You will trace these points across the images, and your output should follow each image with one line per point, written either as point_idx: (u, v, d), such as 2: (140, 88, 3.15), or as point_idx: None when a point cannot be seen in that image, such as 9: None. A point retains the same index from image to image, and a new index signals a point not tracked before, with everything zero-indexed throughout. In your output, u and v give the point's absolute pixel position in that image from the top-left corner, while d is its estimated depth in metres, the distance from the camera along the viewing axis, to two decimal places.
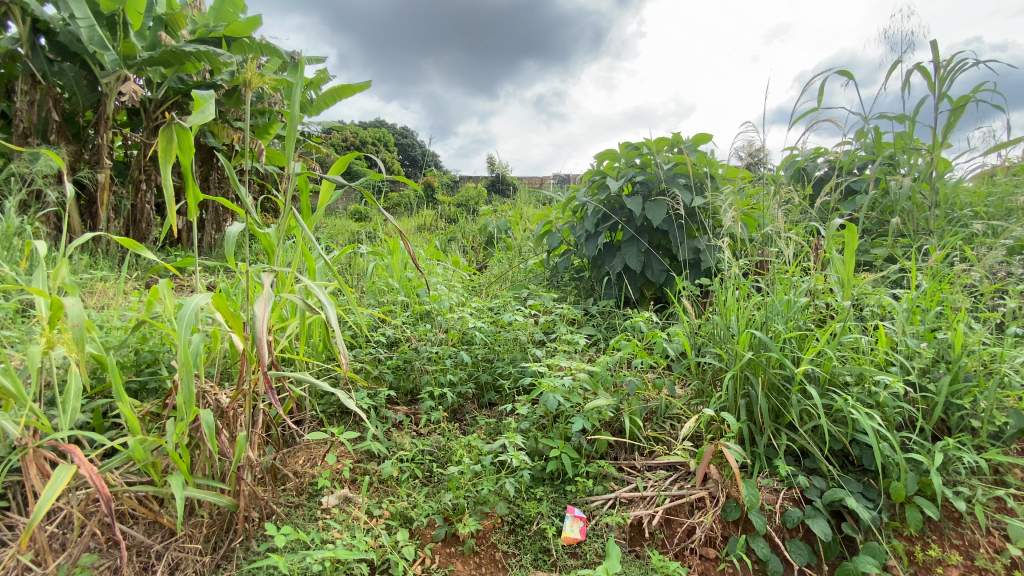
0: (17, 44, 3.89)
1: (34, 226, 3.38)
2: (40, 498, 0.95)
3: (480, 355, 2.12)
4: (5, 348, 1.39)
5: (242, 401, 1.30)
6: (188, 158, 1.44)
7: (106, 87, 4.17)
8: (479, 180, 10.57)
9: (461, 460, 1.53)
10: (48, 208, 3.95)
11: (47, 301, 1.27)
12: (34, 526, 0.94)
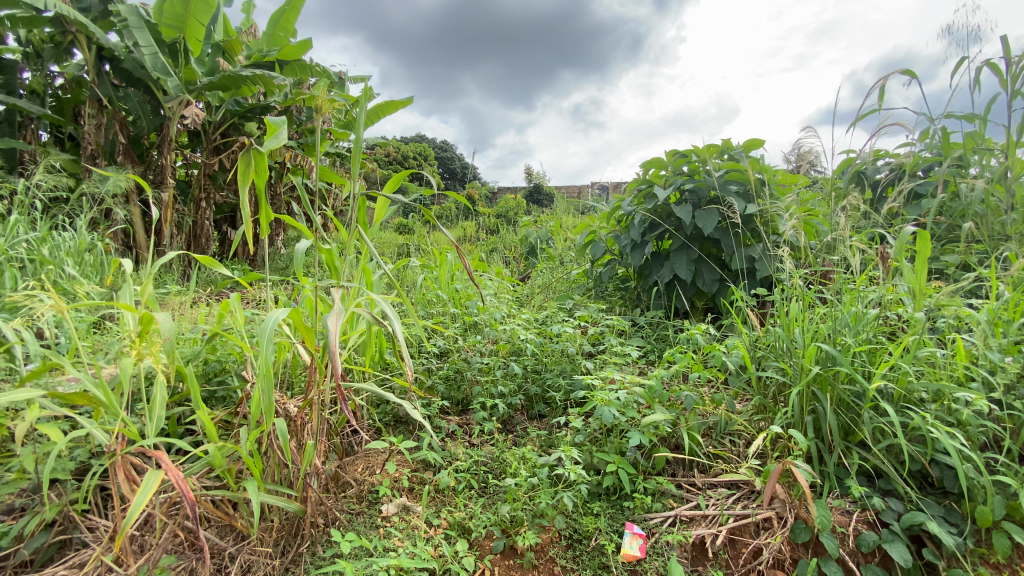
0: (82, 70, 4.26)
1: (107, 242, 3.64)
2: (133, 501, 1.00)
3: (530, 367, 2.12)
4: (93, 358, 1.50)
5: (310, 410, 1.35)
6: (263, 181, 1.51)
7: (169, 112, 4.49)
8: (517, 190, 10.65)
9: (518, 474, 1.55)
10: (121, 226, 4.26)
11: (133, 314, 1.36)
12: (126, 528, 0.99)
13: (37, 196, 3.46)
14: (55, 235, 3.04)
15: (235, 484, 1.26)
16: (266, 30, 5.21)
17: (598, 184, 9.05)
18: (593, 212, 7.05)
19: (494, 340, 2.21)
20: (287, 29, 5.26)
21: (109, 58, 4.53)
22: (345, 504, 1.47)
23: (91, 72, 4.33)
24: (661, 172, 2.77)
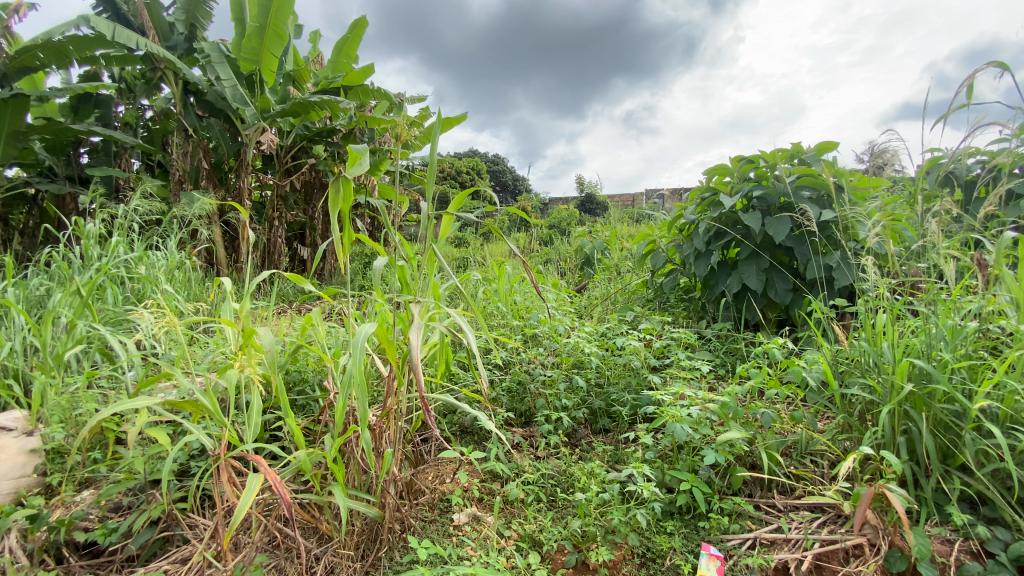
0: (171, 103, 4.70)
1: (193, 260, 3.97)
2: (239, 501, 1.08)
3: (593, 380, 2.11)
4: (193, 368, 1.64)
5: (389, 420, 1.41)
6: (349, 207, 1.54)
7: (247, 138, 4.86)
8: (569, 200, 10.63)
9: (589, 489, 1.54)
10: (206, 245, 4.63)
11: (229, 328, 1.48)
12: (233, 526, 1.07)
13: (137, 219, 3.83)
14: (152, 254, 3.35)
15: (321, 489, 1.34)
16: (331, 58, 5.58)
17: (653, 192, 8.87)
18: (648, 220, 6.91)
19: (556, 352, 2.22)
20: (350, 56, 5.60)
21: (194, 91, 4.94)
22: (419, 511, 1.52)
23: (178, 105, 4.75)
24: (725, 179, 2.70)
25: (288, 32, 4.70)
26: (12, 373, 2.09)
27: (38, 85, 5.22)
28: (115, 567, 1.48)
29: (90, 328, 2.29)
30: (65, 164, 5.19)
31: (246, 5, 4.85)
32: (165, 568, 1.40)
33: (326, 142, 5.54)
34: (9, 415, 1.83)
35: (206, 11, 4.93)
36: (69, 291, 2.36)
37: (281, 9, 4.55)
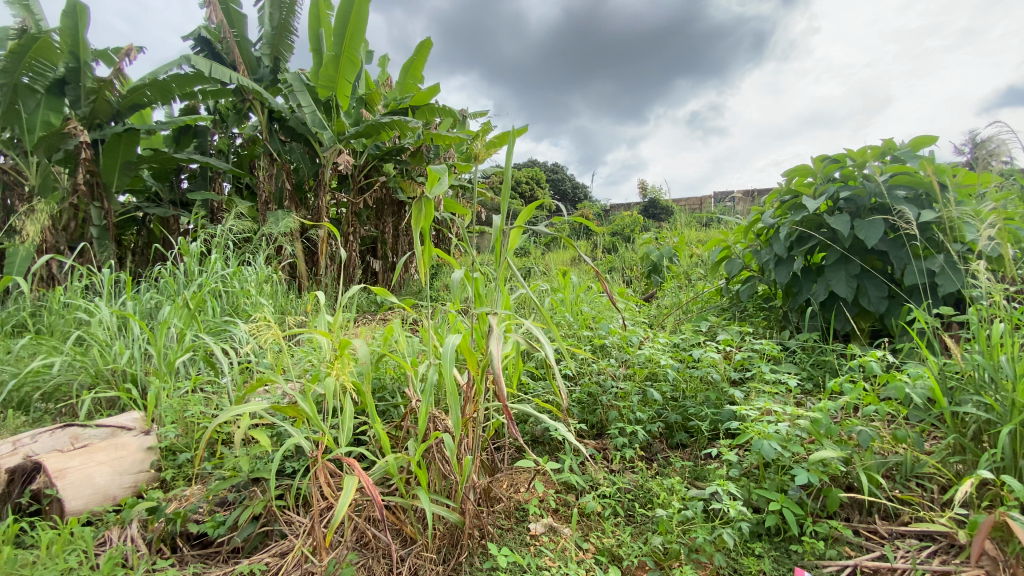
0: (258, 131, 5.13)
1: (279, 274, 4.28)
2: (337, 502, 1.15)
3: (668, 393, 2.05)
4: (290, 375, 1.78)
5: (470, 428, 1.45)
6: (430, 225, 1.62)
7: (325, 160, 5.19)
8: (631, 206, 10.42)
9: (671, 505, 1.51)
10: (291, 260, 4.98)
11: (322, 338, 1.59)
12: (332, 525, 1.14)
13: (232, 238, 4.20)
14: (244, 270, 3.65)
15: (406, 492, 1.40)
16: (399, 80, 5.84)
17: (721, 195, 8.53)
18: (717, 224, 6.65)
19: (627, 364, 2.18)
20: (416, 77, 5.85)
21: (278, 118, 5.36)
22: (496, 519, 1.54)
23: (264, 131, 5.18)
24: (807, 180, 2.55)
25: (360, 58, 4.97)
26: (131, 378, 2.34)
27: (145, 120, 5.87)
28: (221, 557, 1.62)
29: (194, 338, 2.52)
30: (169, 190, 5.78)
31: (322, 36, 5.19)
32: (267, 561, 1.51)
33: (394, 159, 5.81)
34: (129, 415, 2.05)
35: (288, 44, 5.34)
36: (176, 305, 2.62)
37: (355, 36, 4.81)
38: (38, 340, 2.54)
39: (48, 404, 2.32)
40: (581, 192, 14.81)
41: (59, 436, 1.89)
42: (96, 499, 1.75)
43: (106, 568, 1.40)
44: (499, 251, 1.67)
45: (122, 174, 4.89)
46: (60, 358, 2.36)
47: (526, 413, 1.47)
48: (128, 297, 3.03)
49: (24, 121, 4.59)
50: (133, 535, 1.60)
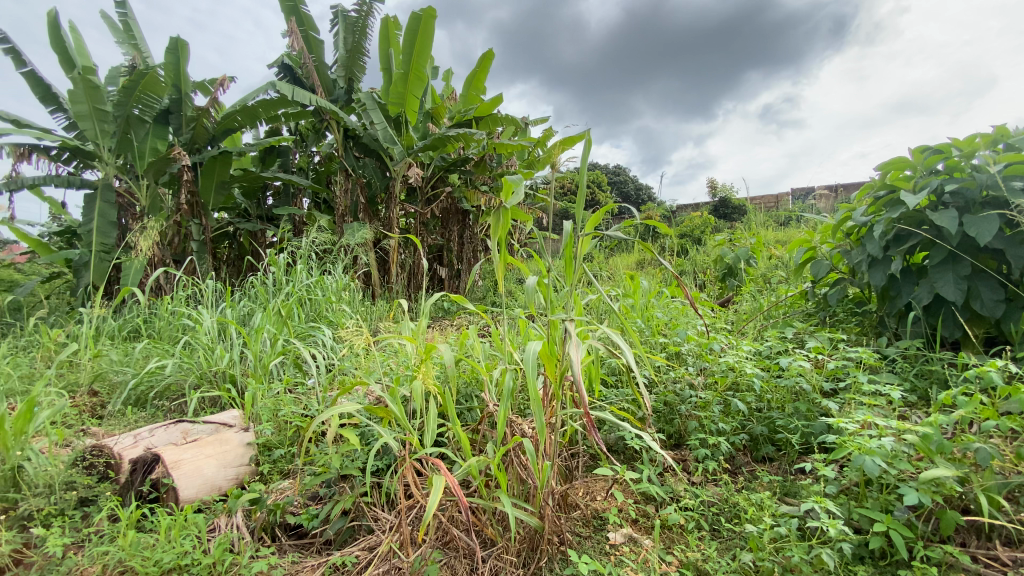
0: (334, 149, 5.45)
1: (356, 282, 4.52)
2: (427, 501, 1.20)
3: (753, 404, 1.96)
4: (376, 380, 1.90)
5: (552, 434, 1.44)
6: (507, 234, 1.65)
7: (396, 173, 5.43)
8: (699, 206, 10.04)
9: (762, 521, 1.43)
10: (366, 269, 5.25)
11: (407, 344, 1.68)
12: (422, 523, 1.19)
13: (314, 250, 4.48)
14: (326, 279, 3.89)
15: (487, 495, 1.44)
16: (462, 92, 6.01)
17: (799, 191, 8.02)
18: (796, 223, 6.26)
19: (706, 373, 2.10)
20: (479, 88, 5.98)
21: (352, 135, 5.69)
22: (573, 525, 1.54)
23: (339, 149, 5.50)
24: (903, 174, 2.34)
25: (427, 74, 5.17)
26: (231, 378, 2.56)
27: (236, 144, 6.42)
28: (315, 548, 1.73)
29: (284, 342, 2.71)
30: (256, 206, 6.27)
31: (392, 56, 5.44)
32: (357, 554, 1.60)
33: (460, 170, 5.96)
34: (229, 414, 2.24)
35: (361, 65, 5.64)
36: (268, 312, 2.83)
37: (422, 53, 5.01)
38: (152, 344, 2.83)
39: (162, 401, 2.57)
40: (645, 194, 14.47)
41: (172, 431, 2.09)
42: (204, 488, 1.91)
43: (218, 552, 1.53)
44: (569, 255, 1.66)
45: (217, 193, 5.42)
46: (171, 360, 2.61)
47: (608, 421, 1.44)
48: (225, 305, 3.31)
49: (136, 148, 5.08)
50: (238, 523, 1.74)
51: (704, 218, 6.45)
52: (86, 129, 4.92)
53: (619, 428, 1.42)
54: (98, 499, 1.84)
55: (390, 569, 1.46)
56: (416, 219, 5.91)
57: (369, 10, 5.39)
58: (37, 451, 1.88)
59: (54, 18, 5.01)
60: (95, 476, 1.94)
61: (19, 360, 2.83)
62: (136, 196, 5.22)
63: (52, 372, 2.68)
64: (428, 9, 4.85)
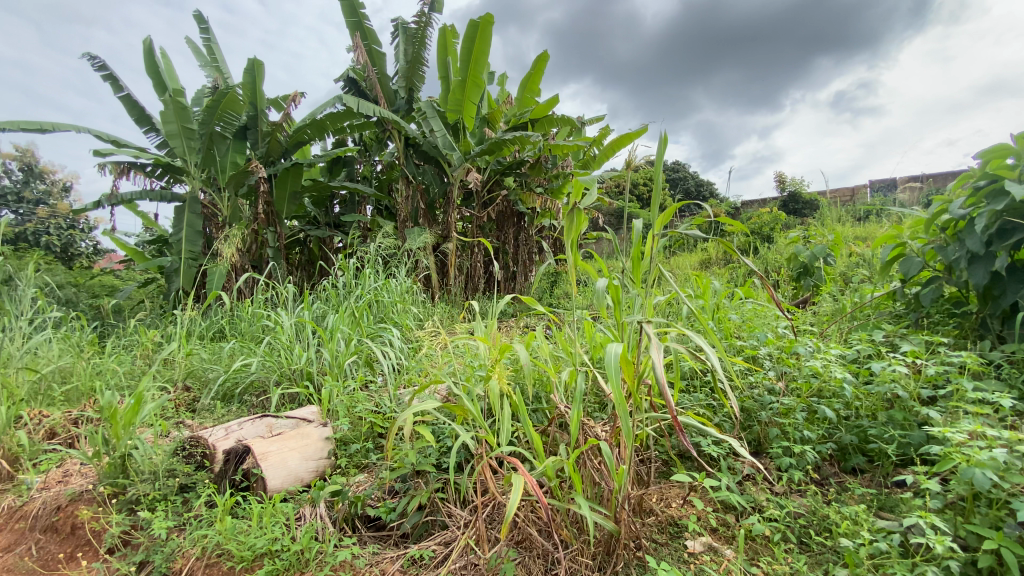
0: (396, 158, 5.66)
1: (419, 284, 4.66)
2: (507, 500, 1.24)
3: (841, 412, 1.85)
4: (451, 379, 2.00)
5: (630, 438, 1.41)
6: (580, 235, 1.64)
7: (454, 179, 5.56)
8: (766, 202, 9.56)
9: (859, 538, 1.34)
10: (426, 273, 5.27)
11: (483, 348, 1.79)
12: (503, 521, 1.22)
13: (380, 255, 4.65)
14: (391, 282, 4.03)
15: (562, 496, 1.45)
16: (517, 95, 6.04)
17: (879, 183, 7.43)
18: (877, 218, 5.81)
19: (788, 378, 2.02)
20: (534, 90, 5.99)
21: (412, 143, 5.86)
22: (650, 531, 1.50)
23: (400, 157, 5.69)
24: (1008, 162, 2.13)
25: (484, 80, 5.23)
26: (308, 375, 2.71)
27: (306, 156, 6.79)
28: (393, 540, 1.80)
29: (356, 343, 2.83)
30: (325, 214, 6.61)
31: (449, 64, 5.56)
32: (434, 548, 1.66)
33: (515, 173, 6.00)
34: (309, 409, 2.36)
35: (420, 75, 5.80)
36: (340, 314, 2.96)
37: (479, 60, 5.08)
38: (238, 344, 3.04)
39: (247, 397, 2.75)
40: (706, 191, 13.93)
41: (259, 425, 2.22)
42: (289, 479, 1.99)
43: (305, 540, 1.62)
44: (638, 256, 1.62)
45: (290, 203, 5.72)
46: (255, 359, 2.79)
47: (691, 425, 1.38)
48: (301, 307, 3.49)
49: (218, 163, 5.48)
50: (322, 513, 1.83)
51: (773, 214, 6.12)
52: (175, 147, 5.38)
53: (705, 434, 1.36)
54: (196, 486, 1.99)
55: (468, 565, 1.51)
56: (473, 223, 6.02)
57: (427, 21, 5.53)
58: (142, 440, 2.05)
59: (150, 45, 5.52)
60: (193, 465, 2.10)
61: (124, 358, 3.12)
62: (218, 207, 5.69)
63: (152, 369, 2.94)
64: (485, 16, 4.90)
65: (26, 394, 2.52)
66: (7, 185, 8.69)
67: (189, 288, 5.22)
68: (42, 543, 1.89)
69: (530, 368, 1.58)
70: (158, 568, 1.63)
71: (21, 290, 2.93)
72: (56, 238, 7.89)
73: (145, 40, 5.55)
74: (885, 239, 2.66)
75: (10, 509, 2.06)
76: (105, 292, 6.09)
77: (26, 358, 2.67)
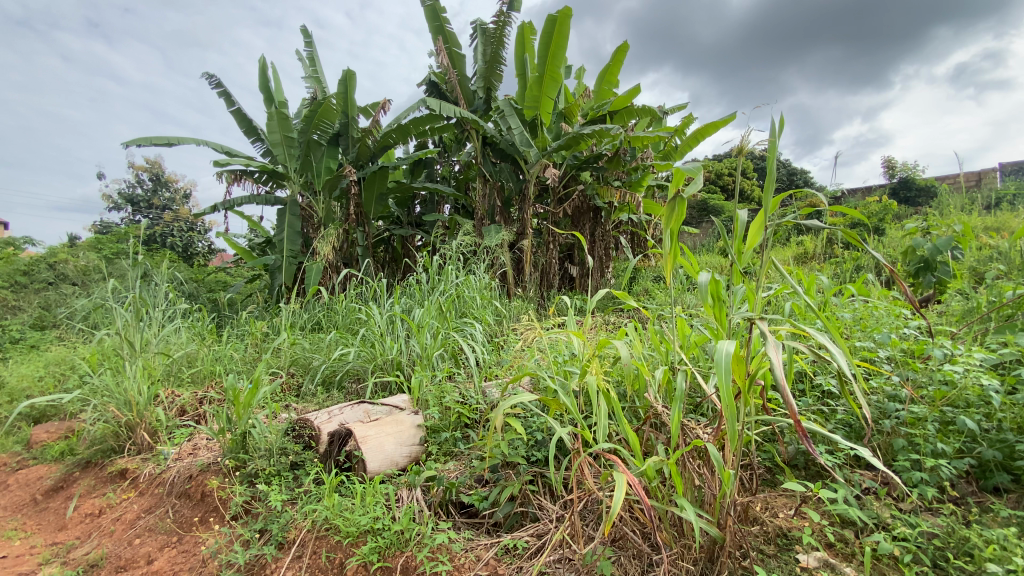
0: (476, 156, 5.77)
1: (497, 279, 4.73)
2: (611, 496, 1.22)
3: (982, 424, 1.64)
4: (541, 373, 2.03)
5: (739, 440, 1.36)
6: (680, 226, 1.58)
7: (531, 175, 5.57)
8: (875, 190, 8.64)
9: (1010, 564, 1.18)
10: (502, 269, 5.30)
11: (576, 343, 1.82)
12: (608, 520, 1.20)
13: (461, 251, 4.76)
14: (472, 278, 4.11)
15: (662, 497, 1.43)
16: (595, 88, 5.90)
17: (1010, 165, 6.49)
18: (1011, 205, 5.07)
19: (915, 384, 1.82)
20: (612, 82, 5.83)
21: (490, 142, 5.94)
22: (755, 541, 1.45)
23: (479, 156, 5.80)
24: None
25: (562, 75, 5.17)
26: (398, 365, 2.83)
27: (391, 158, 7.10)
28: (485, 528, 1.86)
29: (443, 335, 2.92)
30: (407, 214, 6.89)
31: (526, 60, 5.56)
32: (527, 539, 1.71)
33: (592, 167, 5.84)
34: (401, 397, 2.46)
35: (498, 74, 5.82)
36: (428, 308, 3.06)
37: (557, 54, 5.04)
38: (335, 335, 3.24)
39: (345, 384, 2.94)
40: (799, 179, 12.90)
41: (358, 410, 2.34)
42: (386, 463, 2.09)
43: (405, 521, 1.70)
44: (740, 248, 1.51)
45: (376, 204, 6.00)
46: (352, 349, 2.96)
47: (814, 432, 1.29)
48: (389, 301, 3.66)
49: (314, 168, 5.88)
50: (418, 497, 1.92)
51: (882, 203, 5.54)
52: (278, 155, 5.88)
53: (829, 440, 1.26)
54: (304, 464, 2.15)
55: (562, 558, 1.57)
56: (549, 219, 6.01)
57: (506, 20, 5.56)
58: (259, 420, 2.25)
59: (262, 62, 6.07)
60: (301, 444, 2.28)
61: (238, 345, 3.45)
62: (315, 208, 6.08)
63: (262, 356, 3.22)
64: (564, 10, 4.85)
65: (162, 375, 2.86)
66: (140, 194, 9.96)
67: (289, 283, 5.67)
68: (177, 507, 2.14)
69: (628, 364, 1.57)
70: (276, 537, 1.79)
71: (156, 284, 3.32)
72: (179, 239, 8.90)
73: (260, 58, 6.13)
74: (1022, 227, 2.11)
75: (152, 476, 2.35)
76: (219, 287, 6.80)
77: (161, 344, 3.02)
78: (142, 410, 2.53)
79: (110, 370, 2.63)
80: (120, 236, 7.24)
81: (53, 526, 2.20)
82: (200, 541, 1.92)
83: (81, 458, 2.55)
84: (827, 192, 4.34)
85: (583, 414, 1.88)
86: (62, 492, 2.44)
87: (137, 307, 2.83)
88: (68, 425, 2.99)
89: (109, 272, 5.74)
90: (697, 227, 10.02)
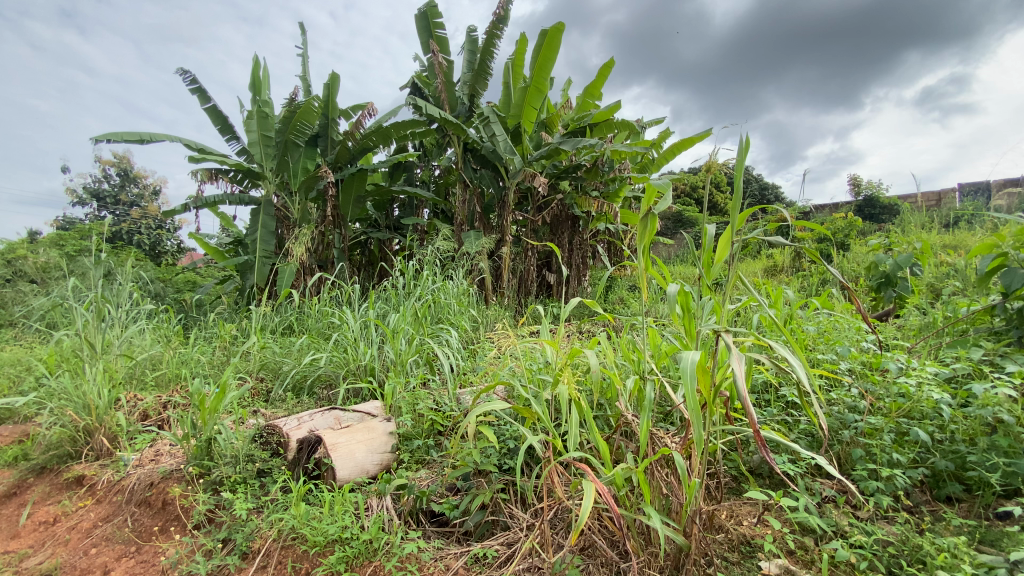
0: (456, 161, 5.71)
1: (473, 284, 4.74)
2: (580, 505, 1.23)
3: (935, 435, 1.71)
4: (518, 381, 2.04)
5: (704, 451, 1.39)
6: (654, 239, 1.60)
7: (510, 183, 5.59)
8: (841, 207, 8.99)
9: (961, 572, 1.23)
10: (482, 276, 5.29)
11: (550, 351, 1.82)
12: (578, 528, 1.21)
13: (439, 257, 4.74)
14: (449, 284, 4.11)
15: (630, 505, 1.47)
16: (577, 100, 6.02)
17: (968, 186, 6.79)
18: (968, 224, 5.35)
19: (873, 396, 1.90)
20: (595, 95, 5.94)
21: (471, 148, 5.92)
22: (720, 549, 1.50)
23: (459, 161, 5.75)
24: None
25: (547, 86, 5.22)
26: (371, 371, 2.79)
27: (370, 161, 7.02)
28: (456, 537, 1.88)
29: (417, 342, 2.90)
30: (385, 217, 6.82)
31: (512, 70, 5.57)
32: (497, 548, 1.71)
33: (571, 177, 5.89)
34: (373, 404, 2.41)
35: (484, 83, 5.82)
36: (403, 314, 3.04)
37: (546, 64, 5.06)
38: (307, 338, 3.17)
39: (316, 390, 2.88)
40: (770, 193, 13.30)
41: (328, 417, 2.30)
42: (356, 471, 2.04)
43: (374, 530, 1.67)
44: (710, 261, 1.51)
45: (354, 206, 5.97)
46: (324, 354, 2.90)
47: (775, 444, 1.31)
48: (363, 306, 3.62)
49: (291, 168, 5.75)
50: (388, 506, 1.88)
51: (847, 219, 5.77)
52: (255, 154, 5.78)
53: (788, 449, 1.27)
54: (272, 472, 2.09)
55: (531, 567, 1.56)
56: (530, 227, 6.07)
57: (495, 31, 5.60)
58: (225, 426, 2.18)
59: (254, 62, 5.96)
60: (269, 451, 2.21)
61: (205, 348, 3.35)
62: (290, 209, 5.97)
63: (231, 359, 3.14)
64: (558, 25, 4.90)
65: (124, 378, 2.77)
66: (106, 189, 9.58)
67: (261, 285, 5.55)
68: (137, 515, 2.07)
69: (599, 373, 1.60)
70: (240, 547, 1.74)
71: (120, 284, 3.20)
72: (146, 237, 8.62)
73: (253, 57, 6.01)
74: (978, 244, 2.15)
75: (111, 483, 2.26)
76: (189, 288, 6.61)
77: (124, 345, 2.92)
78: (101, 414, 2.45)
79: (68, 373, 2.53)
80: (82, 232, 6.95)
81: (5, 533, 2.09)
82: (160, 551, 1.85)
83: (36, 463, 2.44)
84: (797, 208, 4.50)
85: (554, 422, 1.89)
86: (15, 498, 2.32)
87: (99, 307, 2.74)
88: (24, 429, 2.85)
89: (71, 270, 5.52)
90: (671, 238, 10.22)
